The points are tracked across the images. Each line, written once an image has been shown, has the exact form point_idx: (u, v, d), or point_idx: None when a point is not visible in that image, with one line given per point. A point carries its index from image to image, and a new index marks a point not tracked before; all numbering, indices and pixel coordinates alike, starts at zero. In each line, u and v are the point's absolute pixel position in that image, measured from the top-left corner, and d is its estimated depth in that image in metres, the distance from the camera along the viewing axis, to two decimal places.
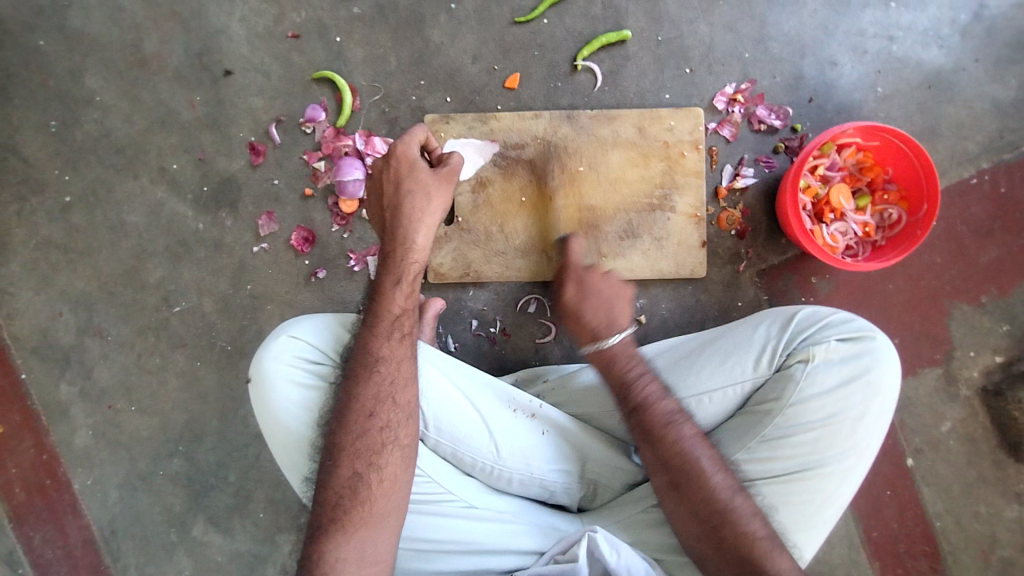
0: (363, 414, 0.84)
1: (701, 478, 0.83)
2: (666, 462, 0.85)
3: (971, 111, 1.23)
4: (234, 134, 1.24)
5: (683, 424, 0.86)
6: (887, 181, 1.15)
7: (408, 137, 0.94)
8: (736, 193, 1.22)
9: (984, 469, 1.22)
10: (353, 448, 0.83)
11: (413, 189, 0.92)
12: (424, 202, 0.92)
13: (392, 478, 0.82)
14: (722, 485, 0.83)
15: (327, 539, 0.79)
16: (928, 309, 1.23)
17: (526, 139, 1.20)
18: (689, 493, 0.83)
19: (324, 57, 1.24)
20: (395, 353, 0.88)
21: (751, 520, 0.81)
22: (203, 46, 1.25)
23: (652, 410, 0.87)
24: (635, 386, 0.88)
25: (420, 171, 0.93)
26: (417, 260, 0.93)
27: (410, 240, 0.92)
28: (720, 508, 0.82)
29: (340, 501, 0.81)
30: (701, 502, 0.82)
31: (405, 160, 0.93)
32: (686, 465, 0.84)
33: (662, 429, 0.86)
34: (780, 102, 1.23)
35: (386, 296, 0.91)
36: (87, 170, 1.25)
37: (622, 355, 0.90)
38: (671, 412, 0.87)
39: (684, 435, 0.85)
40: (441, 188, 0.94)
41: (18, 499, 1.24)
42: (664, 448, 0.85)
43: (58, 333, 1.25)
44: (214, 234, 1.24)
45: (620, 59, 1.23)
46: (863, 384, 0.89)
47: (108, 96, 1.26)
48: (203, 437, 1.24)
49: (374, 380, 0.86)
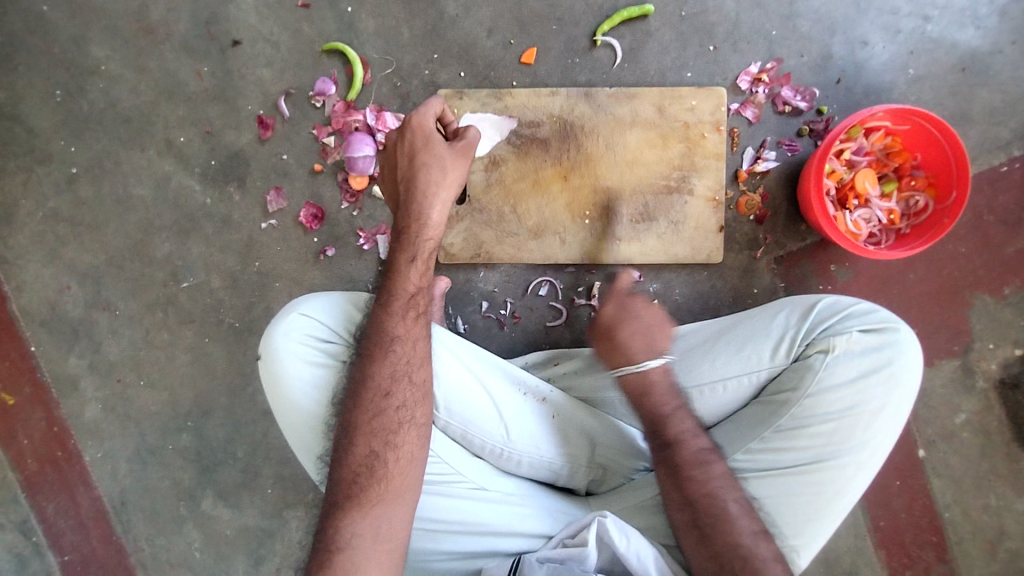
0: (380, 393, 0.83)
1: (723, 520, 0.82)
2: (691, 500, 0.83)
3: (1006, 96, 1.18)
4: (243, 107, 1.21)
5: (714, 463, 0.86)
6: (915, 167, 1.11)
7: (424, 108, 0.91)
8: (757, 177, 1.18)
9: (996, 463, 1.21)
10: (368, 427, 0.82)
11: (428, 162, 0.90)
12: (440, 176, 0.90)
13: (409, 456, 0.82)
14: (745, 529, 0.82)
15: (343, 516, 0.78)
16: (949, 300, 1.20)
17: (542, 117, 1.17)
18: (711, 536, 0.82)
19: (335, 28, 1.20)
20: (411, 332, 0.87)
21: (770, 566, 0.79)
22: (210, 15, 1.21)
23: (684, 448, 0.86)
24: (668, 421, 0.88)
25: (435, 144, 0.90)
26: (431, 238, 0.91)
27: (425, 216, 0.90)
28: (740, 552, 0.80)
29: (356, 479, 0.80)
30: (723, 544, 0.81)
31: (421, 133, 0.90)
32: (705, 506, 0.83)
33: (688, 468, 0.85)
34: (805, 83, 1.18)
35: (401, 273, 0.89)
36: (93, 141, 1.23)
37: (661, 385, 0.89)
38: (701, 451, 0.86)
39: (712, 476, 0.85)
40: (457, 162, 0.91)
41: (30, 469, 1.26)
42: (692, 484, 0.84)
43: (66, 306, 1.24)
44: (223, 209, 1.22)
45: (640, 35, 1.19)
46: (884, 376, 0.87)
47: (114, 65, 1.22)
48: (212, 413, 1.24)
49: (390, 359, 0.85)
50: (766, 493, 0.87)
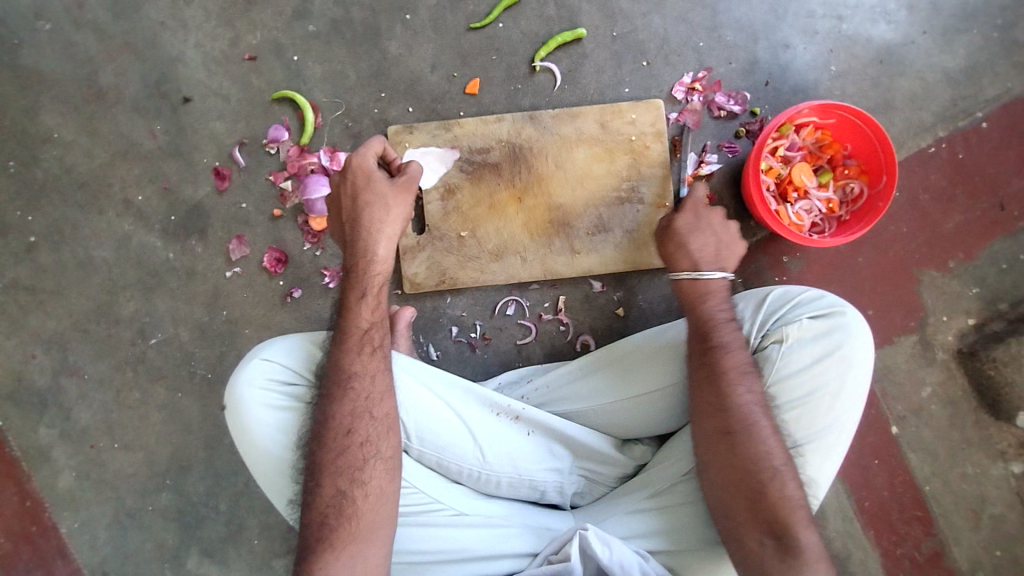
0: (342, 431, 0.84)
1: (755, 433, 0.85)
2: (724, 411, 0.86)
3: (923, 83, 1.25)
4: (199, 160, 1.23)
5: (752, 377, 0.88)
6: (846, 157, 1.17)
7: (364, 148, 0.94)
8: (702, 180, 1.23)
9: (967, 431, 1.24)
10: (334, 467, 0.82)
11: (370, 201, 0.92)
12: (383, 213, 0.92)
13: (377, 491, 0.82)
14: (772, 446, 0.84)
15: (315, 559, 0.78)
16: (899, 278, 1.25)
17: (491, 143, 1.21)
18: (740, 447, 0.84)
19: (283, 76, 1.24)
20: (368, 367, 0.88)
21: (790, 486, 0.82)
22: (160, 75, 1.24)
23: (728, 355, 0.89)
24: (718, 328, 0.91)
25: (376, 182, 0.93)
26: (380, 273, 0.93)
27: (371, 253, 0.92)
28: (767, 465, 0.83)
29: (326, 520, 0.80)
30: (750, 457, 0.84)
31: (362, 172, 0.93)
32: (736, 418, 0.86)
33: (729, 375, 0.88)
34: (737, 88, 1.24)
35: (353, 311, 0.91)
36: (50, 208, 1.24)
37: (716, 296, 0.95)
38: (744, 362, 0.89)
39: (750, 387, 0.87)
40: (399, 198, 0.94)
41: (3, 549, 1.22)
42: (728, 392, 0.87)
43: (32, 376, 1.23)
44: (186, 262, 1.23)
45: (577, 57, 1.25)
46: (838, 359, 0.90)
47: (67, 132, 1.24)
48: (190, 468, 1.22)
49: (349, 397, 0.85)
50: None
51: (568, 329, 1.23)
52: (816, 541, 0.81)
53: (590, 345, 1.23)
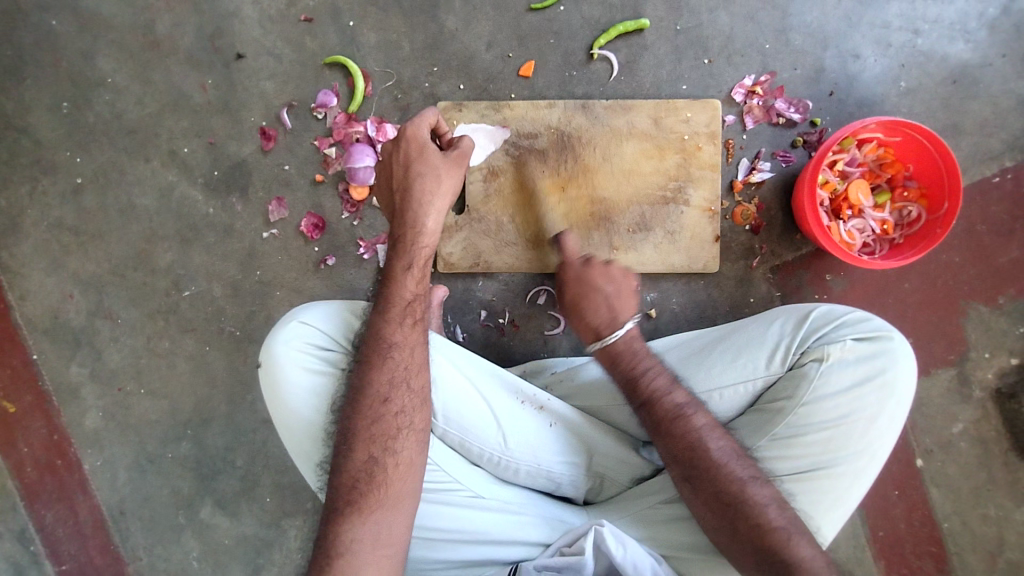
0: (378, 400, 0.84)
1: (713, 469, 0.83)
2: (676, 454, 0.85)
3: (996, 108, 1.20)
4: (246, 119, 1.23)
5: (693, 414, 0.87)
6: (907, 178, 1.12)
7: (419, 119, 0.93)
8: (752, 187, 1.20)
9: (995, 471, 1.21)
10: (367, 434, 0.83)
11: (422, 171, 0.91)
12: (434, 185, 0.91)
13: (408, 461, 0.82)
14: (735, 477, 0.83)
15: (343, 521, 0.79)
16: (944, 309, 1.21)
17: (540, 128, 1.19)
18: (700, 486, 0.83)
19: (337, 41, 1.23)
20: (408, 338, 0.88)
21: (769, 515, 0.80)
22: (215, 29, 1.24)
23: (659, 405, 0.88)
24: (641, 380, 0.90)
25: (429, 153, 0.92)
26: (426, 245, 0.92)
27: (420, 224, 0.91)
28: (732, 496, 0.82)
29: (356, 485, 0.81)
30: (714, 494, 0.83)
31: (416, 143, 0.92)
32: (688, 461, 0.84)
33: (665, 423, 0.87)
34: (799, 95, 1.20)
35: (397, 281, 0.90)
36: (98, 152, 1.25)
37: (627, 353, 0.92)
38: (678, 404, 0.88)
39: (693, 427, 0.86)
40: (451, 171, 0.93)
41: (30, 477, 1.26)
42: (673, 440, 0.86)
43: (69, 314, 1.26)
44: (225, 219, 1.24)
45: (637, 48, 1.21)
46: (878, 385, 0.88)
47: (120, 78, 1.25)
48: (211, 421, 1.25)
49: (388, 366, 0.86)
50: None
51: None
52: (816, 553, 0.79)
53: None
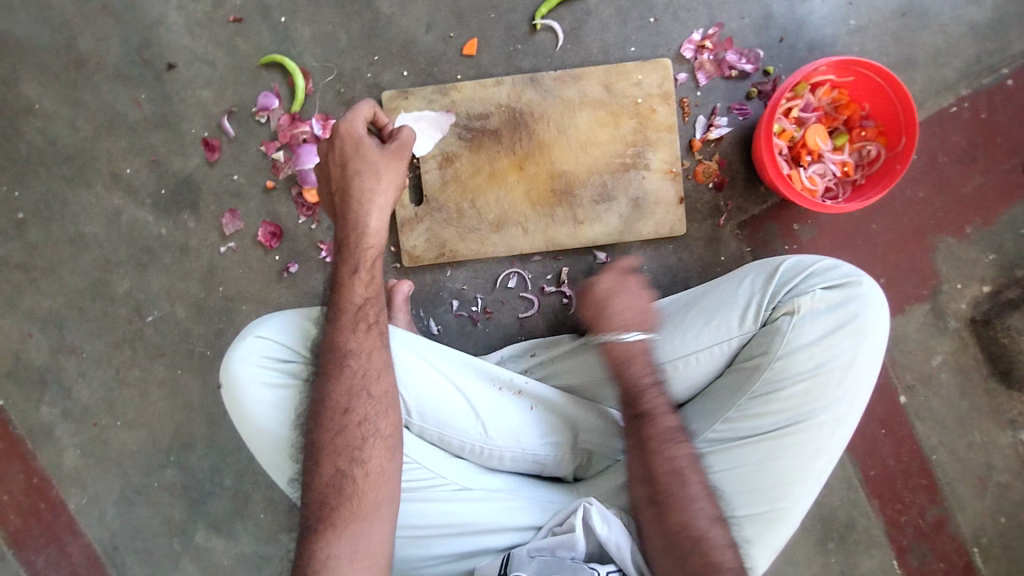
0: (339, 410, 0.82)
1: (683, 499, 0.82)
2: (652, 477, 0.84)
3: (947, 37, 1.18)
4: (186, 131, 1.19)
5: (681, 444, 0.86)
6: (864, 118, 1.11)
7: (351, 114, 0.89)
8: (711, 144, 1.18)
9: (977, 400, 1.22)
10: (333, 447, 0.81)
11: (360, 169, 0.88)
12: (374, 181, 0.88)
13: (378, 469, 0.81)
14: (701, 511, 0.82)
15: (317, 538, 0.78)
16: (913, 245, 1.21)
17: (490, 108, 1.15)
18: (666, 513, 0.82)
19: (270, 40, 1.18)
20: (365, 344, 0.85)
21: (720, 550, 0.80)
22: (141, 40, 1.18)
23: (656, 423, 0.86)
24: (644, 394, 0.88)
25: (365, 149, 0.89)
26: (372, 246, 0.89)
27: (363, 225, 0.89)
28: (694, 533, 0.81)
29: (326, 499, 0.79)
30: (678, 527, 0.81)
31: (350, 140, 0.89)
32: (661, 486, 0.83)
33: (653, 442, 0.86)
34: (749, 45, 1.18)
35: (347, 286, 0.88)
36: (36, 183, 1.20)
37: (639, 361, 0.90)
38: (671, 429, 0.87)
39: (679, 456, 0.85)
40: (390, 165, 0.89)
41: (15, 523, 1.23)
42: (655, 461, 0.85)
43: (31, 354, 1.22)
44: (179, 237, 1.20)
45: (580, 14, 1.18)
46: (851, 332, 0.88)
47: (48, 103, 1.19)
48: (194, 444, 1.22)
49: (346, 374, 0.84)
50: (748, 460, 0.88)
51: (572, 301, 1.20)
52: None
53: None
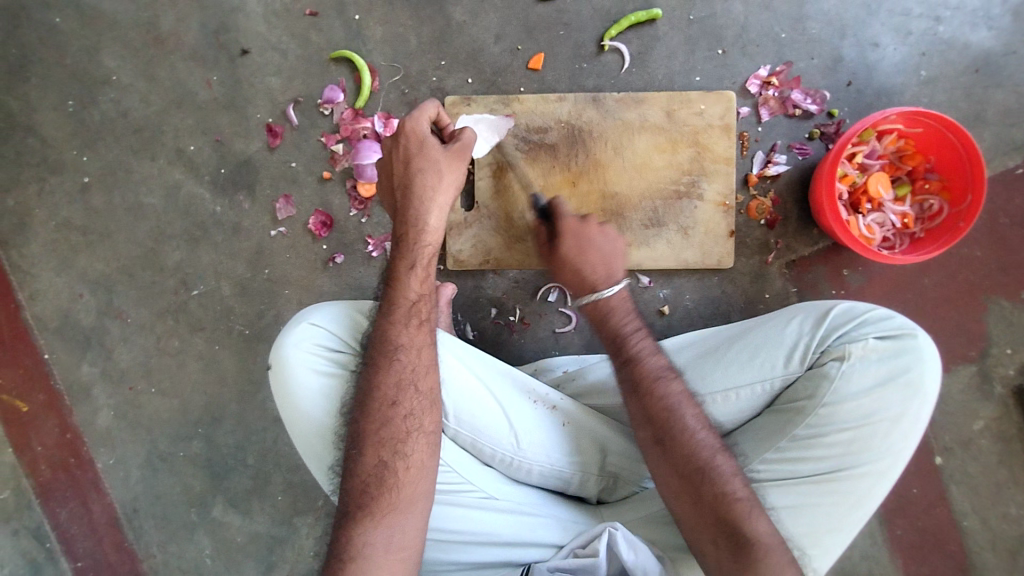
0: (387, 403, 0.83)
1: (684, 432, 0.86)
2: (651, 416, 0.88)
3: (1020, 97, 1.16)
4: (252, 115, 1.22)
5: (672, 380, 0.90)
6: (928, 171, 1.09)
7: (417, 112, 0.91)
8: (767, 181, 1.17)
9: (1015, 470, 1.19)
10: (377, 437, 0.82)
11: (423, 167, 0.90)
12: (436, 180, 0.90)
13: (419, 464, 0.81)
14: (706, 443, 0.85)
15: (355, 525, 0.79)
16: (965, 304, 1.18)
17: (550, 122, 1.16)
18: (669, 448, 0.85)
19: (342, 36, 1.20)
20: (415, 340, 0.86)
21: (729, 481, 0.82)
22: (220, 24, 1.22)
23: (642, 364, 0.91)
24: (628, 339, 0.94)
25: (430, 148, 0.90)
26: (430, 243, 0.91)
27: (423, 222, 0.90)
28: (702, 464, 0.83)
29: (367, 489, 0.80)
30: (683, 459, 0.84)
31: (415, 137, 0.90)
32: (659, 422, 0.87)
33: (645, 384, 0.89)
34: (816, 86, 1.17)
35: (402, 281, 0.89)
36: (105, 151, 1.24)
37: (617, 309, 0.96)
38: (658, 368, 0.91)
39: (672, 391, 0.89)
40: (453, 165, 0.91)
41: (44, 475, 1.26)
42: (650, 400, 0.88)
43: (79, 314, 1.25)
44: (232, 217, 1.23)
45: (649, 39, 1.18)
46: (901, 384, 0.86)
47: (125, 75, 1.23)
48: (222, 420, 1.25)
49: (395, 368, 0.85)
50: (783, 503, 0.87)
51: None
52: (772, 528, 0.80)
53: None
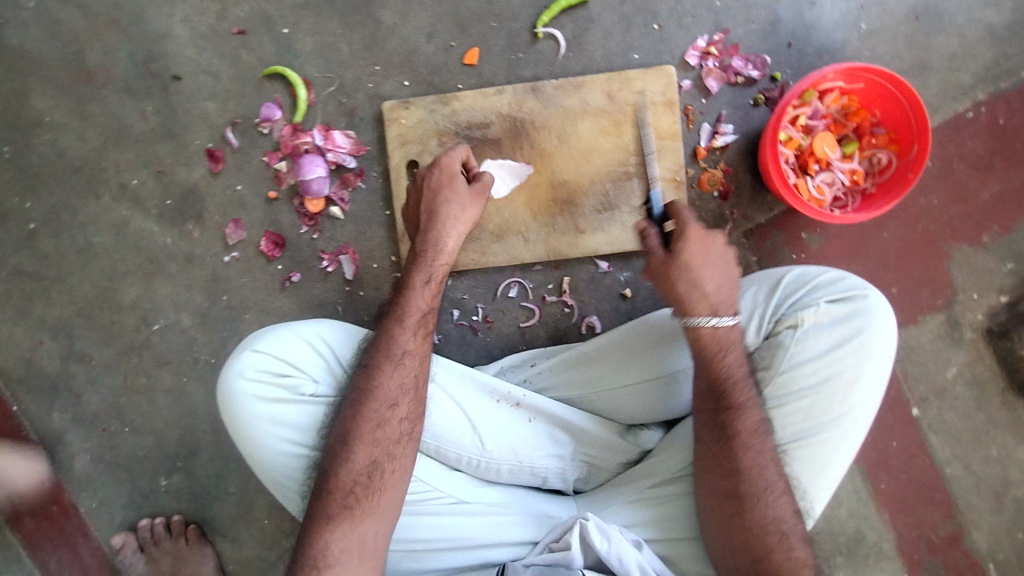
0: (385, 403, 0.85)
1: (767, 497, 0.81)
2: (739, 474, 0.82)
3: (963, 40, 1.15)
4: (191, 142, 1.20)
5: (767, 438, 0.84)
6: (874, 125, 1.08)
7: (451, 152, 1.03)
8: (716, 152, 1.16)
9: (994, 413, 1.18)
10: (370, 436, 0.84)
11: (450, 199, 1.00)
12: (459, 211, 1.00)
13: (403, 468, 0.84)
14: (783, 509, 0.81)
15: (333, 528, 0.80)
16: (927, 254, 1.17)
17: (491, 117, 1.14)
18: (750, 508, 0.81)
19: (273, 51, 1.18)
20: (420, 348, 0.90)
21: (799, 548, 0.80)
22: (147, 53, 1.20)
23: (747, 417, 0.83)
24: (735, 386, 0.85)
25: (458, 183, 1.00)
26: (445, 264, 0.98)
27: (441, 244, 0.98)
28: (777, 529, 0.80)
29: (353, 489, 0.82)
30: (761, 520, 0.81)
31: (447, 171, 1.01)
32: (747, 477, 0.82)
33: (744, 438, 0.83)
34: (756, 50, 1.15)
35: (414, 292, 0.94)
36: (48, 195, 1.22)
37: (735, 347, 0.86)
38: (759, 424, 0.84)
39: (766, 451, 0.83)
40: (475, 202, 1.01)
41: (26, 527, 1.25)
42: (741, 457, 0.82)
43: (42, 361, 1.24)
44: (184, 247, 1.21)
45: (582, 21, 1.17)
46: (856, 346, 0.86)
47: (59, 115, 1.21)
48: (199, 451, 1.24)
49: (399, 371, 0.88)
50: None
51: (573, 311, 1.19)
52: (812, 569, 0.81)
53: (595, 327, 1.19)
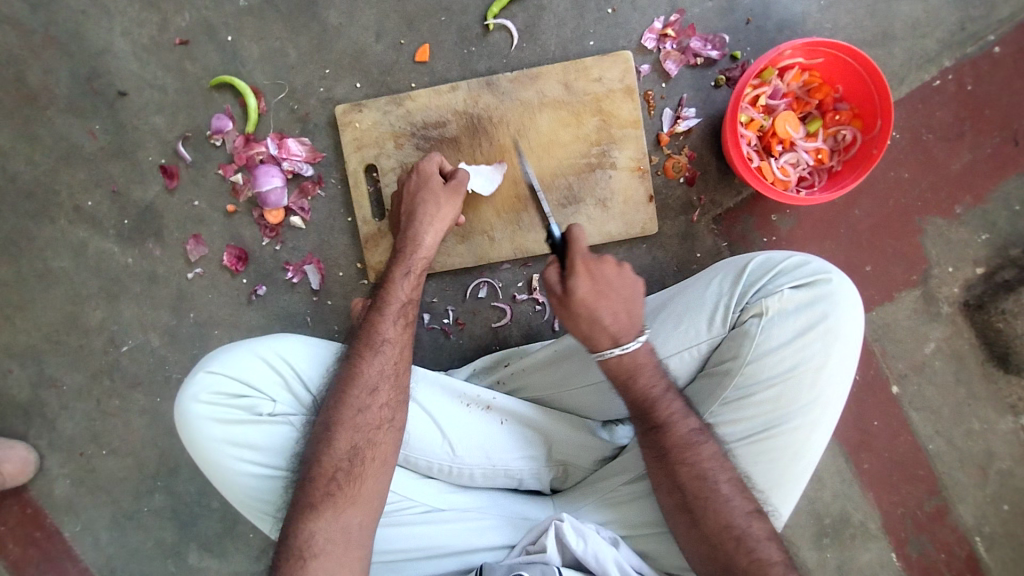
0: (366, 390, 0.86)
1: (717, 502, 0.80)
2: (681, 485, 0.82)
3: (927, 6, 1.12)
4: (143, 159, 1.17)
5: (705, 445, 0.83)
6: (837, 101, 1.05)
7: (428, 160, 1.00)
8: (680, 137, 1.13)
9: (974, 386, 1.17)
10: (352, 421, 0.84)
11: (426, 199, 0.97)
12: (436, 210, 0.96)
13: (383, 457, 0.84)
14: (740, 510, 0.80)
15: (315, 517, 0.79)
16: (900, 229, 1.15)
17: (446, 115, 1.11)
18: (700, 519, 0.80)
19: (219, 60, 1.15)
20: (401, 337, 0.90)
21: (771, 554, 0.78)
22: (90, 70, 1.16)
23: (672, 433, 0.83)
24: (658, 404, 0.84)
25: (433, 182, 0.98)
26: (425, 259, 0.96)
27: (419, 241, 0.95)
28: (733, 532, 0.79)
29: (335, 476, 0.81)
30: (713, 527, 0.80)
31: (422, 175, 0.99)
32: (687, 490, 0.81)
33: (674, 454, 0.82)
34: (715, 30, 1.12)
35: (394, 285, 0.93)
36: (2, 221, 1.20)
37: (649, 367, 0.85)
38: (692, 433, 0.83)
39: (704, 458, 0.82)
40: (451, 200, 0.98)
41: (13, 554, 1.25)
42: (679, 470, 0.82)
43: (13, 390, 1.23)
44: (146, 266, 1.19)
45: (534, 10, 1.13)
46: (822, 331, 0.84)
47: (5, 140, 1.18)
48: (179, 469, 1.24)
49: (379, 359, 0.88)
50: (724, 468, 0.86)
51: (544, 309, 1.18)
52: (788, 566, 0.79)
53: None
